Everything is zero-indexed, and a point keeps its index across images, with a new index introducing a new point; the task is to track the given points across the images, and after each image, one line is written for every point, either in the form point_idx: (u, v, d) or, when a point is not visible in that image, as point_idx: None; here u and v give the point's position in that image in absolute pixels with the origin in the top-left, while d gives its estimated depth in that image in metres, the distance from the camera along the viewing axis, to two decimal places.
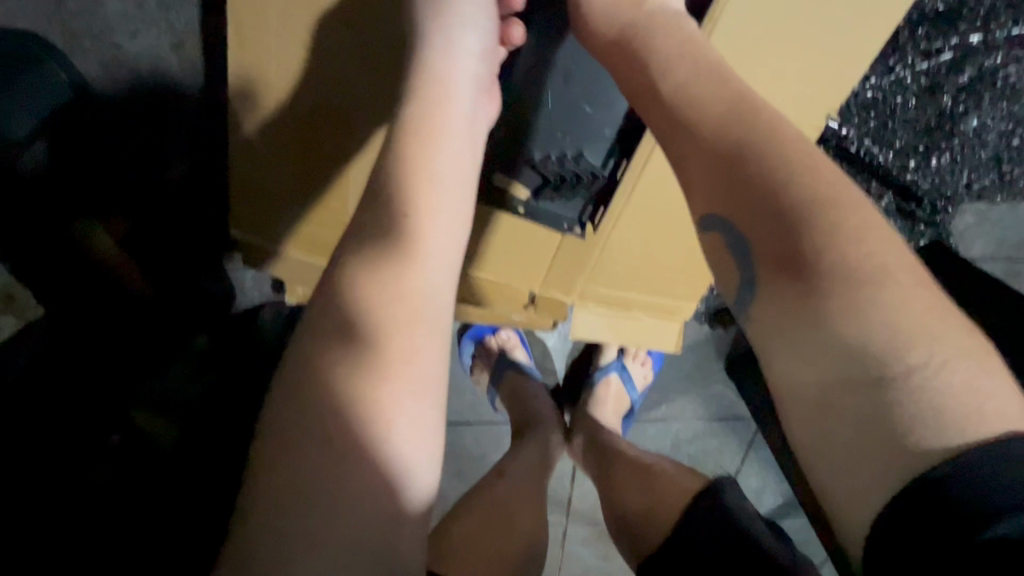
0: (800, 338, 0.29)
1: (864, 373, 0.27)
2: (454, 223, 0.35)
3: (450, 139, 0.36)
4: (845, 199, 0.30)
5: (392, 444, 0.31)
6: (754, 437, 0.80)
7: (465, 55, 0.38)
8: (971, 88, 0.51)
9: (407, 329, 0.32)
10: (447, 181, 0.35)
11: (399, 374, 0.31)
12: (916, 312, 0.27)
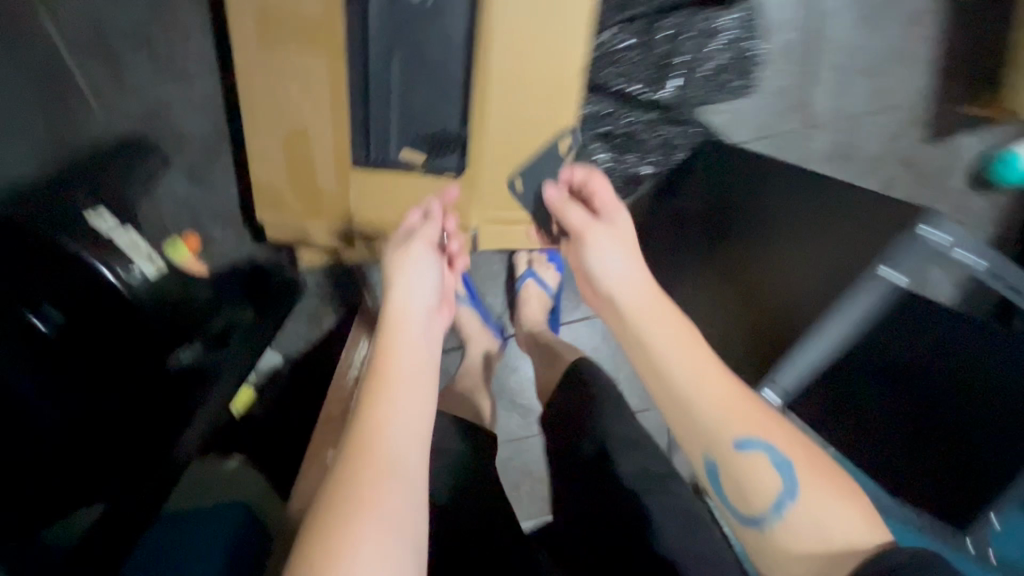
0: (710, 440, 0.54)
1: (828, 553, 0.49)
2: (417, 399, 0.56)
3: (405, 347, 0.60)
4: (678, 332, 0.58)
5: (366, 569, 0.43)
6: None
7: (417, 302, 0.64)
8: (673, 36, 0.85)
9: (389, 474, 0.49)
10: (407, 382, 0.57)
11: (387, 492, 0.48)
12: (709, 389, 0.55)
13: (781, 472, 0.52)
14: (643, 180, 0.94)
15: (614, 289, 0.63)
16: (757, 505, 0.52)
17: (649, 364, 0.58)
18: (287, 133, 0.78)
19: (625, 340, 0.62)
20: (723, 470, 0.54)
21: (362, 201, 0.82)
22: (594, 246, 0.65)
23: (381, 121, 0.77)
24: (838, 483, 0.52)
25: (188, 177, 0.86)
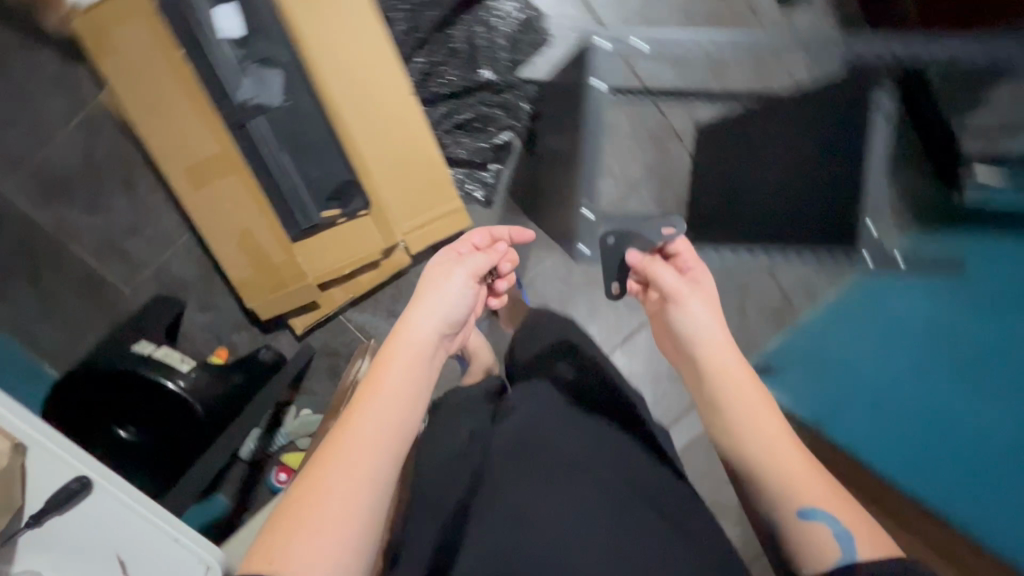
0: (749, 446, 0.68)
1: (816, 555, 0.62)
2: (401, 413, 0.60)
3: (405, 367, 0.64)
4: (741, 392, 0.72)
5: (321, 556, 0.49)
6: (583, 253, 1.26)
7: (425, 325, 0.70)
8: (465, 35, 1.09)
9: (361, 490, 0.53)
10: (393, 393, 0.61)
11: (352, 519, 0.52)
12: (779, 446, 0.68)
13: (842, 540, 0.61)
14: (511, 142, 1.15)
15: (699, 368, 0.77)
16: (812, 551, 0.62)
17: (717, 410, 0.73)
18: (238, 236, 1.05)
19: (693, 378, 0.78)
20: (790, 530, 0.64)
21: (312, 259, 1.09)
22: (686, 308, 0.80)
23: (294, 194, 1.03)
24: (860, 524, 0.61)
25: (200, 306, 1.17)
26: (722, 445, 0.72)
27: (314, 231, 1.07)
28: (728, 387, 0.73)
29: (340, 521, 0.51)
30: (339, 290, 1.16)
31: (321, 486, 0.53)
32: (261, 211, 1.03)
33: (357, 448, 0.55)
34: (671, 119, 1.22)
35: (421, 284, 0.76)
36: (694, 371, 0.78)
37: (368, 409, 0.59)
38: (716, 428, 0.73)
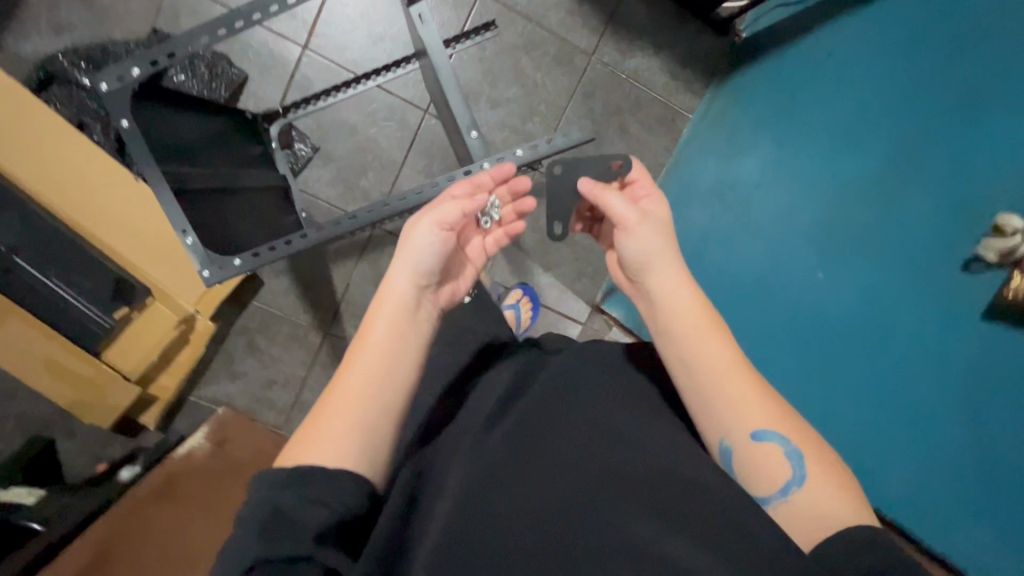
0: (698, 387, 0.61)
1: (777, 501, 0.56)
2: (409, 321, 0.64)
3: (393, 292, 0.64)
4: (711, 322, 0.63)
5: (327, 452, 0.54)
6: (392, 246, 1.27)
7: (427, 243, 0.64)
8: None
9: (372, 409, 0.58)
10: (391, 317, 0.63)
11: (368, 429, 0.57)
12: (718, 366, 0.60)
13: (792, 461, 0.57)
14: None
15: (653, 297, 0.66)
16: (761, 481, 0.57)
17: (674, 342, 0.62)
18: (45, 366, 1.10)
19: (646, 308, 0.67)
20: (743, 459, 0.58)
21: (122, 358, 1.14)
22: (633, 236, 0.68)
23: (78, 311, 1.06)
24: (829, 475, 0.56)
25: (66, 435, 1.25)
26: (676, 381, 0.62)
27: (111, 333, 1.10)
28: (687, 302, 0.64)
29: (354, 432, 0.56)
30: (166, 376, 1.22)
31: (336, 397, 0.58)
32: (50, 338, 1.07)
33: (365, 376, 0.59)
34: (401, 92, 1.20)
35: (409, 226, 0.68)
36: (647, 305, 0.67)
37: (382, 332, 0.62)
38: (664, 353, 0.64)
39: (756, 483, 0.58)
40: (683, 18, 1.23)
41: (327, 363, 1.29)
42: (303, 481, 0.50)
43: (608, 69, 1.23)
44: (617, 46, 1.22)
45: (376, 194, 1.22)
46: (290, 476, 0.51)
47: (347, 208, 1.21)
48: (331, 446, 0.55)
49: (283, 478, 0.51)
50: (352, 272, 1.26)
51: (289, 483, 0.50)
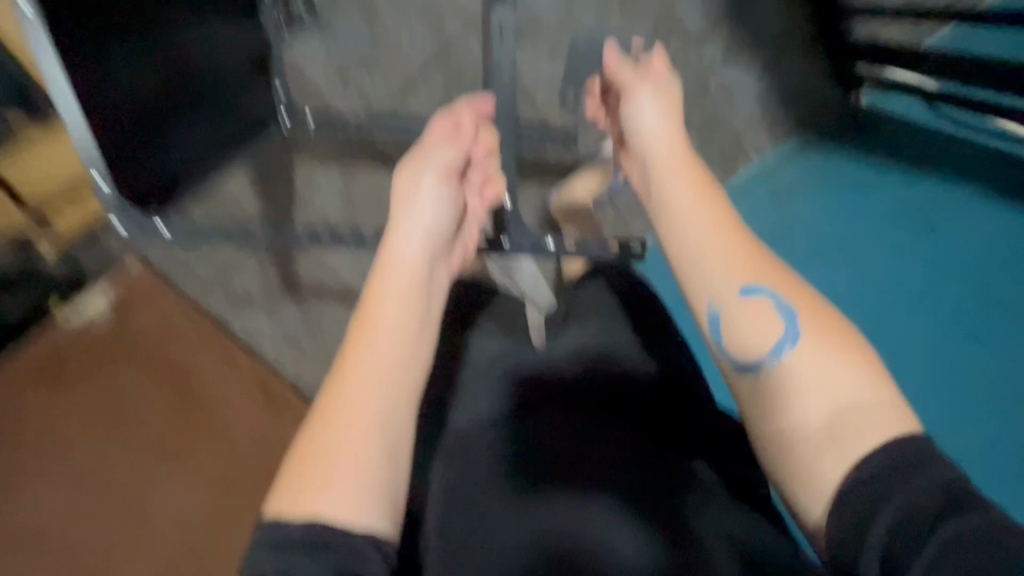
0: (683, 254, 0.58)
1: (827, 417, 0.48)
2: (415, 279, 0.56)
3: (398, 248, 0.57)
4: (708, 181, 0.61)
5: (338, 495, 0.45)
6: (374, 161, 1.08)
7: (423, 211, 0.59)
8: None
9: (383, 418, 0.48)
10: (394, 279, 0.55)
11: (381, 444, 0.48)
12: (713, 227, 0.57)
13: (784, 318, 0.53)
14: None
15: (650, 171, 0.64)
16: (753, 351, 0.53)
17: (667, 209, 0.60)
18: None
19: (642, 183, 0.66)
20: (734, 322, 0.55)
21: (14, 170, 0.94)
22: (642, 100, 0.67)
23: None
24: (830, 335, 0.52)
25: None
26: (670, 255, 0.59)
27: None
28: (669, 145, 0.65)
29: (365, 451, 0.47)
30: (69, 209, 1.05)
31: (335, 424, 0.48)
32: None
33: (368, 376, 0.49)
34: None
35: (399, 193, 0.61)
36: (644, 178, 0.66)
37: (380, 322, 0.52)
38: (655, 220, 0.62)
39: (753, 340, 0.53)
40: (804, 46, 1.04)
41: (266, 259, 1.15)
42: (320, 542, 0.43)
43: (700, 71, 1.01)
44: (721, 50, 1.01)
45: (376, 102, 0.98)
46: (304, 533, 0.43)
47: (332, 101, 0.97)
48: (339, 492, 0.45)
49: (287, 540, 0.43)
50: (319, 175, 1.06)
51: (298, 549, 0.42)
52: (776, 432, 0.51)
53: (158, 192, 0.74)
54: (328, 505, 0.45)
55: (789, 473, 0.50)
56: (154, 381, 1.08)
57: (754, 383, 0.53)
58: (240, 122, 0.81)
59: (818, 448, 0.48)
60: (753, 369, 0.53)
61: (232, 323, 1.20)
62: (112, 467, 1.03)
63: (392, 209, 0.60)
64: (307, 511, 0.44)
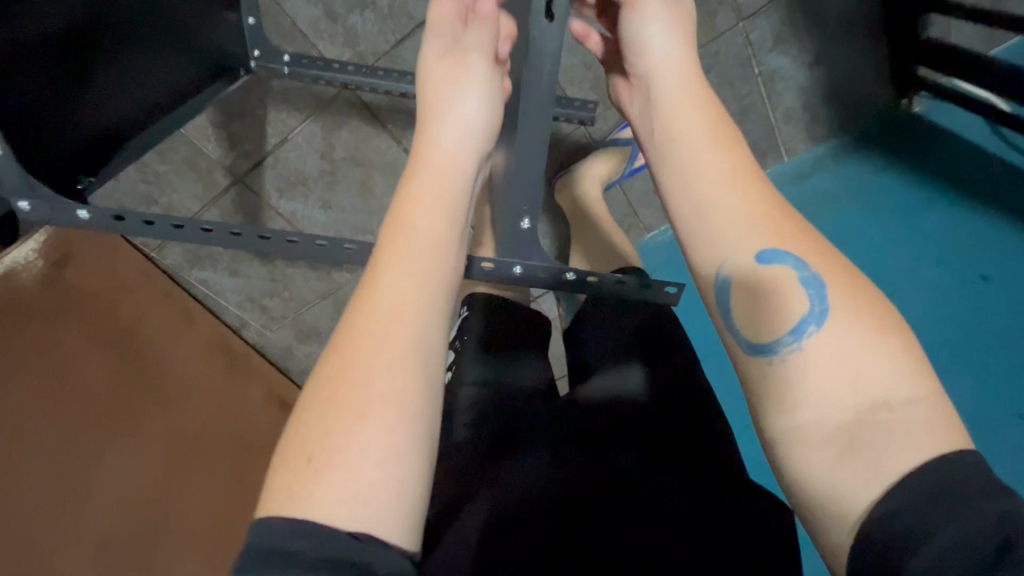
0: (693, 209, 0.49)
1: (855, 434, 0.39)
2: (444, 198, 0.49)
3: (432, 158, 0.51)
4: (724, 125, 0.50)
5: (360, 476, 0.36)
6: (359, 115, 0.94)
7: (465, 105, 0.54)
8: None
9: (410, 362, 0.40)
10: (423, 202, 0.48)
11: (405, 395, 0.39)
12: (729, 178, 0.48)
13: (810, 289, 0.43)
14: None
15: (654, 109, 0.54)
16: (768, 328, 0.44)
17: (674, 149, 0.51)
18: None
19: (643, 122, 0.55)
20: (741, 291, 0.46)
21: None
22: (649, 13, 0.54)
23: None
24: (864, 312, 0.42)
25: None
26: (676, 210, 0.50)
27: None
28: (680, 76, 0.53)
29: (389, 402, 0.39)
30: None
31: (342, 388, 0.39)
32: None
33: (390, 311, 0.42)
34: None
35: (430, 102, 0.55)
36: (647, 115, 0.55)
37: (405, 249, 0.45)
38: (660, 163, 0.52)
39: (757, 321, 0.45)
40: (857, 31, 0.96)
41: (229, 212, 0.97)
42: (314, 541, 0.34)
43: (745, 51, 0.91)
44: (775, 27, 0.91)
45: (366, 50, 0.84)
46: (292, 534, 0.34)
47: (319, 45, 0.83)
48: (350, 477, 0.36)
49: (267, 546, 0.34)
50: (294, 126, 0.92)
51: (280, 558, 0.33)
52: (789, 447, 0.42)
53: (93, 164, 0.61)
54: (335, 497, 0.36)
55: (804, 490, 0.41)
56: (97, 341, 0.90)
57: (765, 374, 0.44)
58: (193, 61, 0.67)
59: (839, 454, 0.39)
60: (767, 352, 0.44)
61: (192, 279, 1.05)
62: (46, 438, 0.79)
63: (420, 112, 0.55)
64: (314, 508, 0.35)
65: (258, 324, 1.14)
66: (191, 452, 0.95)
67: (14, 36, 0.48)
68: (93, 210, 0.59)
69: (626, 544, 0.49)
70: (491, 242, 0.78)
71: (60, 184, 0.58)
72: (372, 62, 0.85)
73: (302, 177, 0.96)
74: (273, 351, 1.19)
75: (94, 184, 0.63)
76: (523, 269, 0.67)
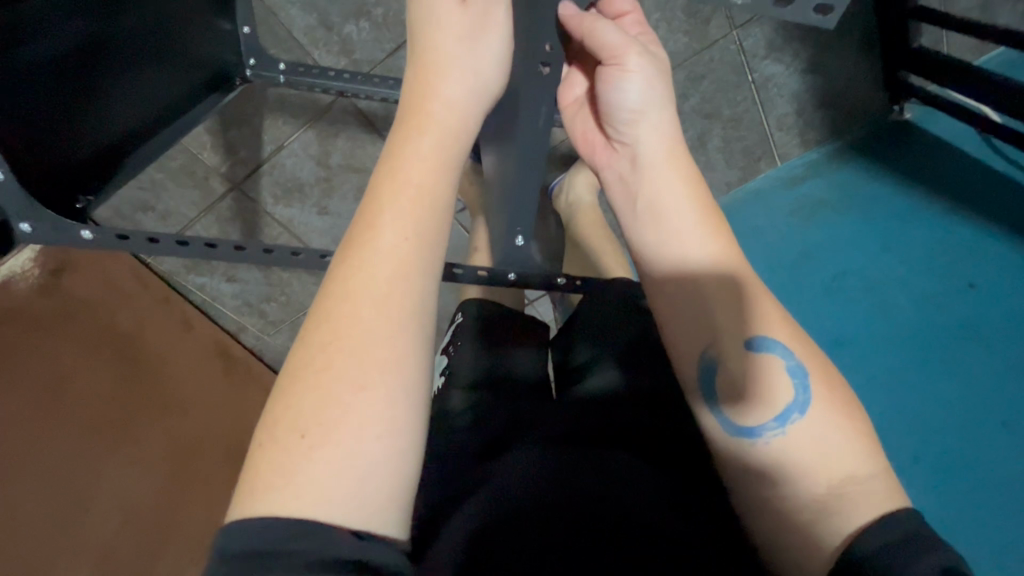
0: (671, 275, 0.50)
1: (828, 490, 0.41)
2: (446, 157, 0.47)
3: (434, 110, 0.48)
4: (710, 209, 0.51)
5: (350, 457, 0.37)
6: (356, 122, 0.94)
7: (484, 42, 0.50)
8: None
9: (408, 333, 0.41)
10: (422, 157, 0.46)
11: (405, 369, 0.40)
12: (716, 259, 0.49)
13: (794, 378, 0.45)
14: None
15: (637, 178, 0.53)
16: (754, 411, 0.45)
17: (655, 226, 0.51)
18: None
19: (624, 190, 0.54)
20: (727, 377, 0.47)
21: None
22: (630, 75, 0.51)
23: None
24: (846, 392, 0.45)
25: None
26: (657, 283, 0.51)
27: None
28: (662, 143, 0.52)
29: (388, 373, 0.40)
30: None
31: (338, 358, 0.39)
32: None
33: (388, 277, 0.42)
34: None
35: (426, 27, 0.50)
36: (628, 183, 0.53)
37: (402, 204, 0.44)
38: (645, 239, 0.52)
39: (738, 406, 0.46)
40: (847, 38, 0.98)
41: (226, 219, 0.97)
42: (310, 538, 0.34)
43: (739, 58, 0.92)
44: (769, 35, 0.91)
45: (361, 58, 0.85)
46: (280, 530, 0.34)
47: (313, 54, 0.83)
48: (340, 460, 0.37)
49: (257, 548, 0.34)
50: (290, 133, 0.92)
51: (275, 560, 0.33)
52: (771, 496, 0.44)
53: (93, 182, 0.62)
54: (320, 482, 0.36)
55: (776, 547, 0.44)
56: (93, 351, 0.90)
57: (748, 455, 0.45)
58: (193, 73, 0.68)
59: (814, 520, 0.41)
60: (751, 435, 0.45)
61: (188, 285, 1.04)
62: (50, 449, 0.80)
63: (415, 46, 0.51)
64: (301, 487, 0.36)
65: (256, 328, 1.13)
66: (190, 462, 0.95)
67: (7, 70, 0.48)
68: (97, 230, 0.59)
69: (620, 518, 0.45)
70: (486, 253, 0.78)
71: (59, 205, 0.58)
72: (367, 70, 0.85)
73: (299, 184, 0.97)
74: (271, 356, 1.19)
75: (95, 200, 0.63)
76: (518, 275, 0.64)
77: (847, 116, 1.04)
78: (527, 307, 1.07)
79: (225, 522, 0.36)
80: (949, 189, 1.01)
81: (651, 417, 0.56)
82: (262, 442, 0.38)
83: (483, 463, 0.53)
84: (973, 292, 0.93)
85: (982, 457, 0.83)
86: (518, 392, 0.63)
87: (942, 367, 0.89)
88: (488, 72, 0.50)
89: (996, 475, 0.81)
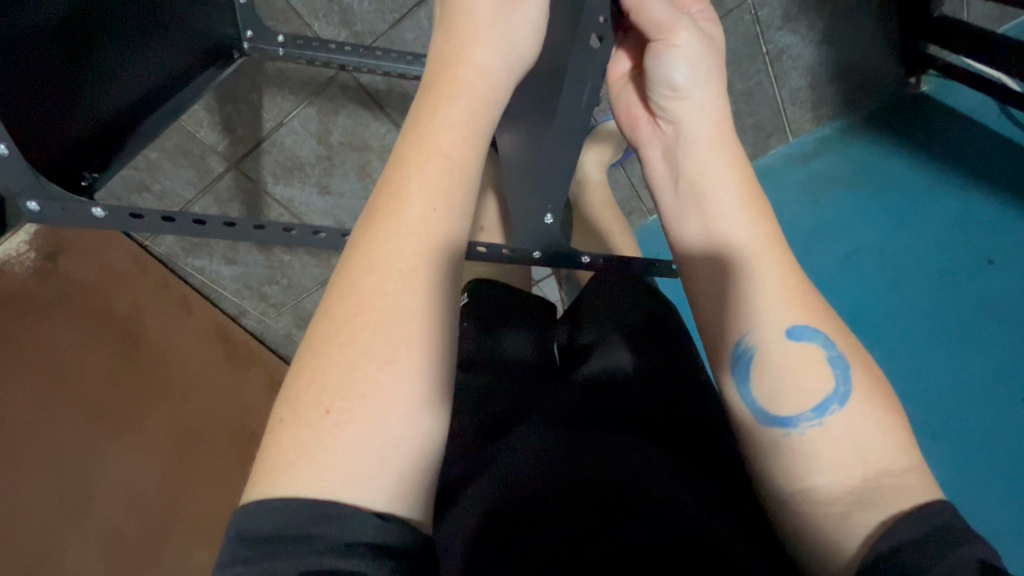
0: (712, 251, 0.49)
1: (859, 482, 0.41)
2: (477, 121, 0.46)
3: (471, 73, 0.46)
4: (752, 183, 0.50)
5: (375, 437, 0.36)
6: (357, 98, 0.90)
7: (524, 11, 0.47)
8: None
9: (435, 306, 0.40)
10: (452, 123, 0.45)
11: (434, 347, 0.39)
12: (767, 230, 0.48)
13: (836, 369, 0.45)
14: None
15: (679, 157, 0.51)
16: (791, 401, 0.44)
17: (699, 199, 0.50)
18: None
19: (667, 168, 0.52)
20: (770, 365, 0.45)
21: None
22: (677, 50, 0.49)
23: None
24: (874, 379, 0.45)
25: None
26: (696, 257, 0.50)
27: None
28: (714, 108, 0.51)
29: (417, 348, 0.39)
30: None
31: (362, 331, 0.38)
32: None
33: (417, 244, 0.41)
34: None
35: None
36: (670, 161, 0.52)
37: (429, 174, 0.42)
38: (683, 216, 0.51)
39: (778, 391, 0.45)
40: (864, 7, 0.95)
41: (225, 199, 0.94)
42: (329, 523, 0.33)
43: (753, 28, 0.89)
44: (784, 5, 0.88)
45: (363, 30, 0.81)
46: (299, 514, 0.33)
47: (313, 25, 0.79)
48: (362, 442, 0.36)
49: (275, 532, 0.33)
50: (289, 110, 0.89)
51: (295, 542, 0.32)
52: (797, 479, 0.43)
53: (96, 161, 0.59)
54: (343, 465, 0.35)
55: (798, 532, 0.43)
56: (94, 334, 0.88)
57: (778, 443, 0.44)
58: (188, 44, 0.65)
59: (846, 512, 0.41)
60: (785, 425, 0.44)
61: (187, 268, 1.02)
62: (57, 432, 0.79)
63: (443, 12, 0.49)
64: (320, 468, 0.35)
65: (257, 310, 1.11)
66: (194, 447, 0.94)
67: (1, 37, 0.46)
68: (108, 208, 0.56)
69: (640, 499, 0.44)
70: (496, 234, 0.76)
71: (64, 180, 0.56)
72: (369, 42, 0.82)
73: (299, 163, 0.94)
74: (273, 339, 1.17)
75: (101, 177, 0.60)
76: (542, 254, 0.62)
77: (860, 89, 1.02)
78: (534, 287, 1.06)
79: (244, 502, 0.35)
80: (961, 165, 1.00)
81: (670, 400, 0.55)
82: (280, 421, 0.37)
83: (496, 440, 0.53)
84: (992, 270, 0.92)
85: (987, 435, 0.83)
86: (530, 373, 0.62)
87: (953, 345, 0.89)
88: (520, 48, 0.48)
89: (1002, 451, 0.82)
